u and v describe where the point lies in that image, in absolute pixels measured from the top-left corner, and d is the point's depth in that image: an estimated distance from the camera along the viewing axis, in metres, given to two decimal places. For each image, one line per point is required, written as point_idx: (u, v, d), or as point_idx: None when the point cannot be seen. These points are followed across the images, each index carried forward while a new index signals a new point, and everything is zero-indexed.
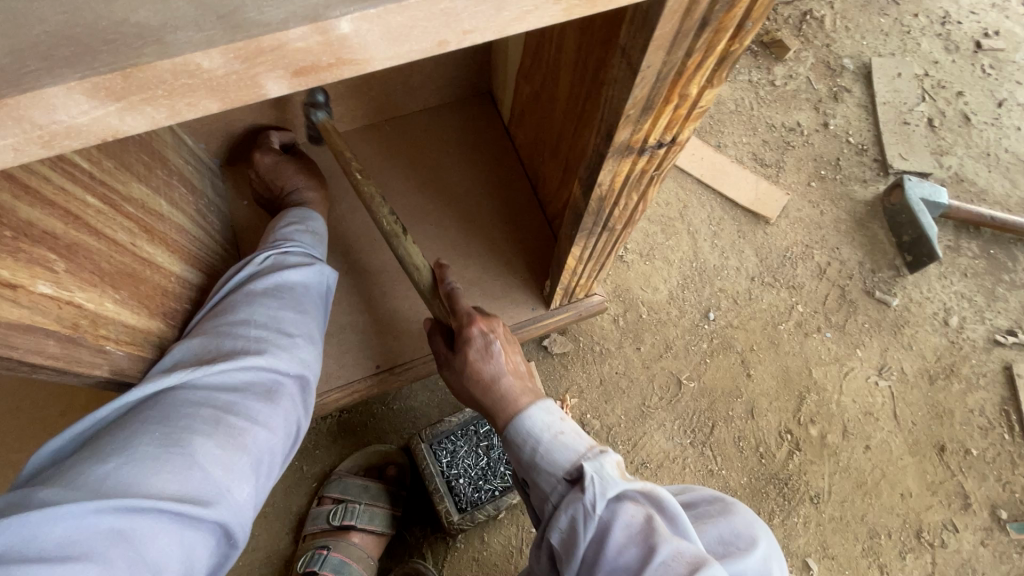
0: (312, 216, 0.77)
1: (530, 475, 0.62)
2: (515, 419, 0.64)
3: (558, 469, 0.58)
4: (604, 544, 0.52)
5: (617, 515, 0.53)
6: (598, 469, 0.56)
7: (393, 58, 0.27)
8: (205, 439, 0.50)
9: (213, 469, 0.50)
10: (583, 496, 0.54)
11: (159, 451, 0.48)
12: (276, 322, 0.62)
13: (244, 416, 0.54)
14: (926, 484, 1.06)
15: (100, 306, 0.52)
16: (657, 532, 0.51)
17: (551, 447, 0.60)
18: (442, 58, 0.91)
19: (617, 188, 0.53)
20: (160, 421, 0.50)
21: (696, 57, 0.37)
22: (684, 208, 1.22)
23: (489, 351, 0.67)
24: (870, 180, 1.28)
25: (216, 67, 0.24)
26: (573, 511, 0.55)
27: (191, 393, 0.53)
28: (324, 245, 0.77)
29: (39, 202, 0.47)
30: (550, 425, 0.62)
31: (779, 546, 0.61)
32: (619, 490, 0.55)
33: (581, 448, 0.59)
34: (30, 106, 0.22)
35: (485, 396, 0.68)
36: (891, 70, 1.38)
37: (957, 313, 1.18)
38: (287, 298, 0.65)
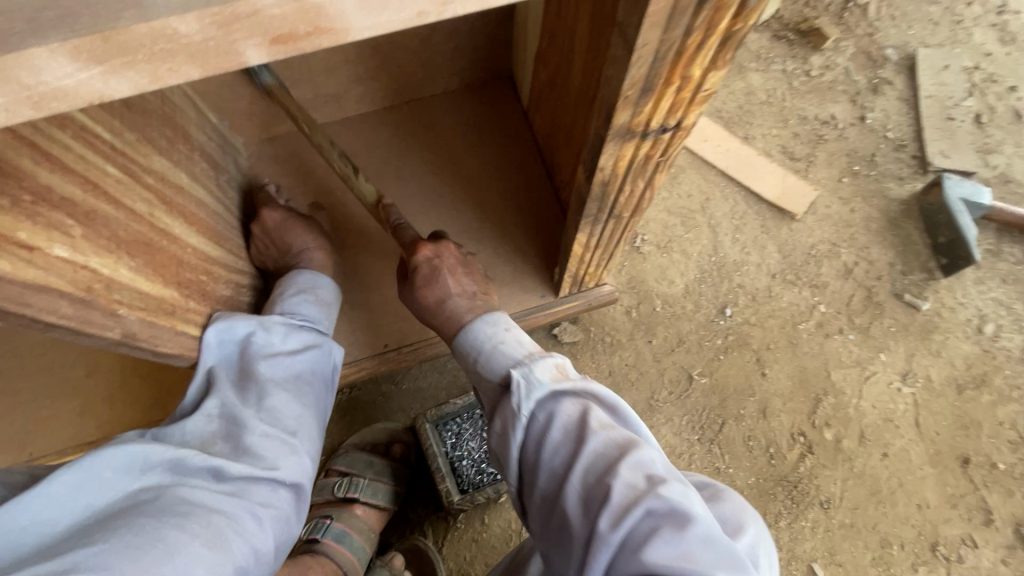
0: (323, 283, 0.79)
1: (478, 382, 0.67)
2: (461, 333, 0.70)
3: (496, 374, 0.64)
4: (541, 442, 0.56)
5: (552, 410, 0.57)
6: (525, 373, 0.60)
7: (373, 28, 0.26)
8: (193, 539, 0.51)
9: (193, 568, 0.50)
10: (511, 400, 0.59)
11: (144, 542, 0.49)
12: (283, 417, 0.65)
13: (233, 519, 0.56)
14: (945, 496, 1.01)
15: (114, 271, 0.54)
16: (588, 425, 0.55)
17: (490, 355, 0.65)
18: (461, 41, 0.90)
19: (621, 173, 0.52)
20: (153, 515, 0.52)
21: (696, 36, 0.36)
22: (706, 201, 1.19)
23: (432, 276, 0.75)
24: (907, 177, 1.22)
25: (193, 33, 0.24)
26: (507, 411, 0.59)
27: (189, 490, 0.55)
28: (330, 315, 0.78)
29: (59, 169, 0.50)
30: (493, 335, 0.67)
31: (770, 535, 0.60)
32: (553, 389, 0.58)
33: (520, 356, 0.63)
34: (15, 66, 0.23)
35: (434, 319, 0.75)
36: (937, 62, 1.30)
37: (993, 321, 1.12)
38: (297, 387, 0.68)
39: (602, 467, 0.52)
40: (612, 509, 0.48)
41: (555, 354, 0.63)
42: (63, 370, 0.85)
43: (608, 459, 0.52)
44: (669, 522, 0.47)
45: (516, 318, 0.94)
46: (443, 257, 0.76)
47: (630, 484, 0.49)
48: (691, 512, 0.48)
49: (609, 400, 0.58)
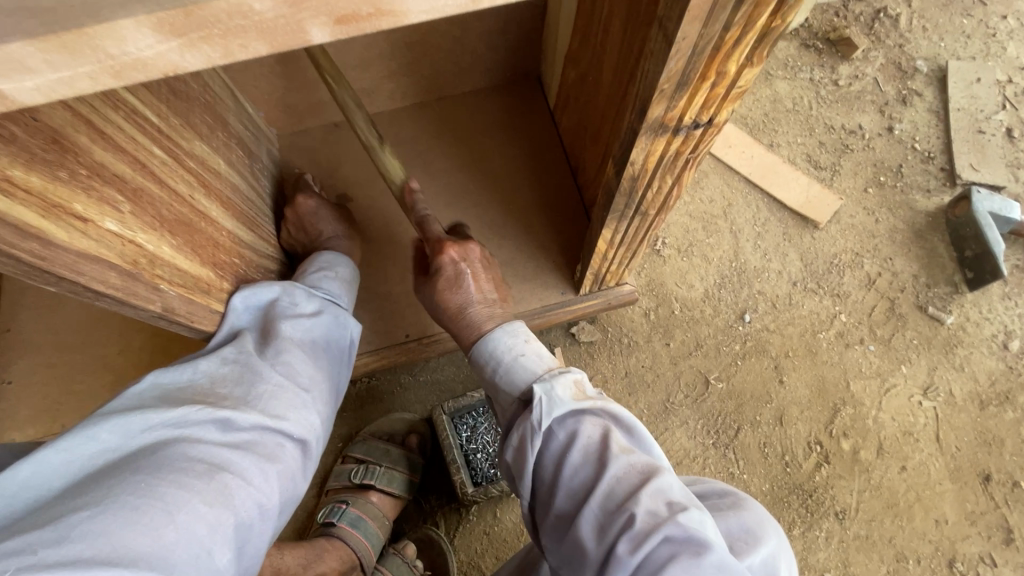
0: (344, 263, 0.82)
1: (497, 393, 0.68)
2: (480, 341, 0.70)
3: (516, 387, 0.65)
4: (563, 465, 0.56)
5: (572, 428, 0.58)
6: (547, 391, 0.59)
7: (430, 10, 0.28)
8: (196, 495, 0.49)
9: (196, 526, 0.47)
10: (531, 416, 0.58)
11: (140, 501, 0.46)
12: (293, 374, 0.64)
13: (238, 474, 0.53)
14: (965, 513, 1.00)
15: (157, 248, 0.56)
16: (610, 449, 0.55)
17: (512, 366, 0.66)
18: (492, 40, 0.92)
19: (651, 169, 0.53)
20: (150, 471, 0.48)
21: (734, 31, 0.37)
22: (728, 206, 1.19)
23: (455, 279, 0.75)
24: (934, 190, 1.21)
25: (266, 10, 0.26)
26: (526, 424, 0.59)
27: (191, 445, 0.52)
28: (349, 292, 0.80)
29: (112, 148, 0.53)
30: (513, 346, 0.68)
31: (790, 547, 0.64)
32: (572, 408, 0.58)
33: (540, 371, 0.64)
34: (104, 35, 0.24)
35: (452, 324, 0.76)
36: (969, 74, 1.29)
37: (1019, 337, 1.10)
38: (307, 347, 0.67)
39: (623, 494, 0.52)
40: (633, 533, 0.49)
41: (573, 368, 0.63)
42: (97, 348, 0.88)
43: (629, 484, 0.52)
44: (685, 549, 0.47)
45: (536, 314, 0.95)
46: (470, 259, 0.76)
47: (652, 511, 0.50)
48: (708, 539, 0.48)
49: (625, 419, 0.59)
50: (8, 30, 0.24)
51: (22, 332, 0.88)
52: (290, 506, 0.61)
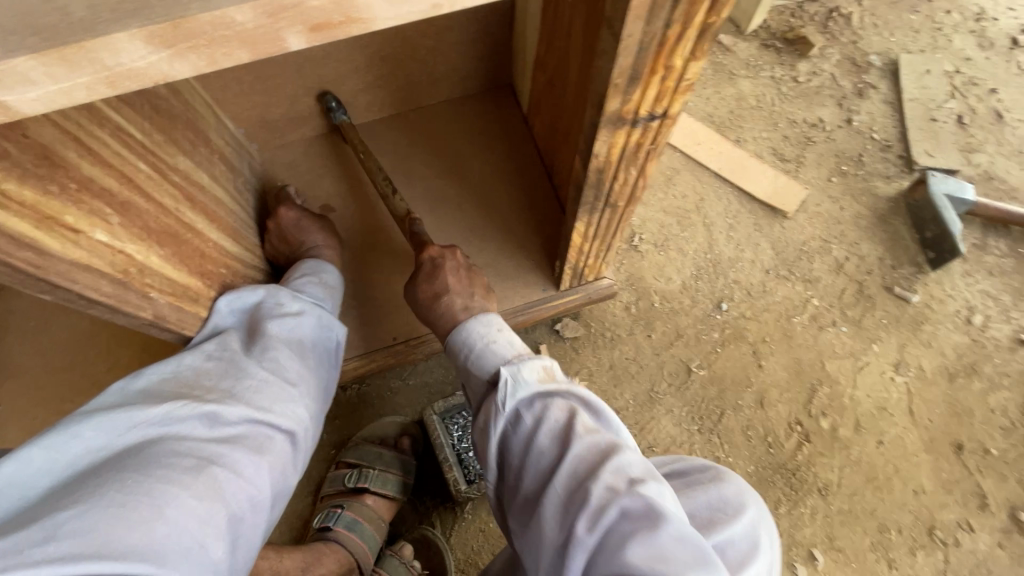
0: (328, 269, 0.84)
1: (469, 382, 0.70)
2: (454, 333, 0.73)
3: (486, 372, 0.67)
4: (529, 446, 0.59)
5: (538, 410, 0.60)
6: (514, 372, 0.63)
7: (396, 16, 0.31)
8: (185, 489, 0.50)
9: (186, 520, 0.49)
10: (496, 395, 0.62)
11: (129, 498, 0.47)
12: (278, 371, 0.65)
13: (227, 469, 0.55)
14: (941, 482, 1.03)
15: (146, 258, 0.58)
16: (574, 427, 0.58)
17: (483, 352, 0.69)
18: (464, 49, 0.96)
19: (615, 161, 0.57)
20: (138, 469, 0.50)
21: (675, 29, 0.41)
22: (700, 201, 1.24)
23: (433, 270, 0.81)
24: (893, 176, 1.27)
25: (246, 21, 0.29)
26: (493, 407, 0.62)
27: (179, 443, 0.54)
28: (334, 297, 0.82)
29: (100, 164, 0.55)
30: (486, 335, 0.71)
31: (770, 513, 0.67)
32: (539, 391, 0.62)
33: (510, 357, 0.67)
34: (100, 48, 0.27)
35: (429, 314, 0.80)
36: (919, 66, 1.36)
37: (981, 312, 1.15)
38: (291, 346, 0.69)
39: (584, 469, 0.54)
40: (590, 506, 0.52)
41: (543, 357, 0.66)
42: (86, 366, 0.89)
43: (589, 462, 0.55)
44: (643, 523, 0.50)
45: (520, 311, 0.98)
46: (448, 256, 0.82)
47: (609, 484, 0.52)
48: (666, 512, 0.50)
49: (593, 404, 0.61)
50: (14, 45, 0.26)
51: (9, 355, 0.89)
52: (282, 500, 0.63)
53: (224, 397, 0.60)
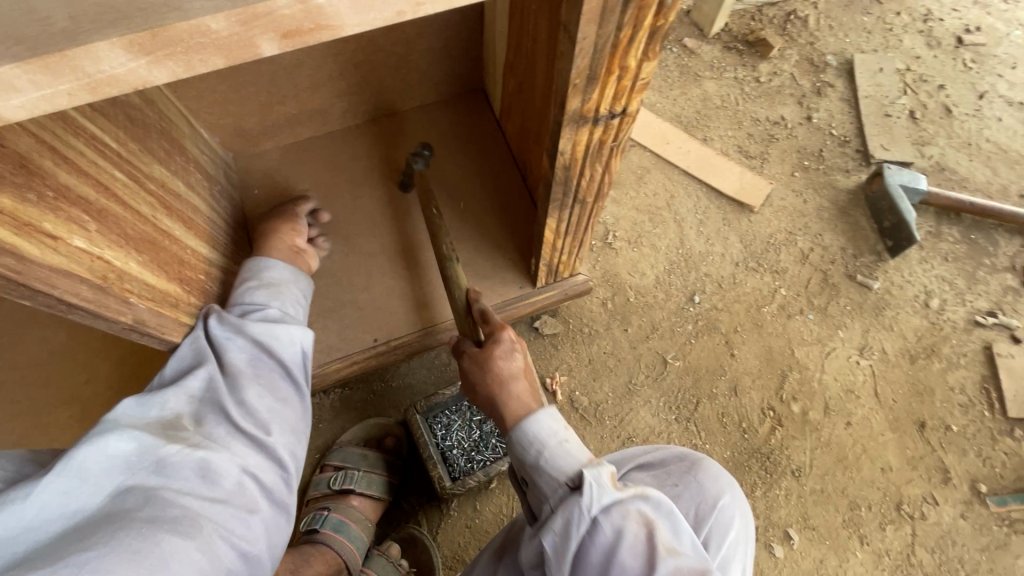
0: (270, 265, 0.79)
1: (537, 479, 0.66)
2: (521, 424, 0.70)
3: (560, 474, 0.64)
4: (608, 561, 0.55)
5: (620, 522, 0.57)
6: (597, 477, 0.60)
7: (362, 24, 0.33)
8: (189, 540, 0.52)
9: (193, 572, 0.51)
10: (580, 499, 0.59)
11: (139, 550, 0.49)
12: (266, 410, 0.66)
13: (226, 518, 0.57)
14: (906, 459, 1.08)
15: (125, 264, 0.59)
16: (658, 546, 0.55)
17: (556, 451, 0.66)
18: (435, 56, 0.98)
19: (580, 158, 0.60)
20: (144, 520, 0.51)
21: (626, 31, 0.44)
22: (671, 198, 1.28)
23: (513, 358, 0.76)
24: (852, 169, 1.33)
25: (221, 29, 0.31)
26: (573, 511, 0.59)
27: (177, 493, 0.55)
28: (282, 291, 0.78)
29: (76, 172, 0.56)
30: (554, 434, 0.68)
31: (743, 494, 0.75)
32: (618, 498, 0.58)
33: (583, 461, 0.65)
34: (82, 56, 0.29)
35: (494, 392, 0.74)
36: (873, 65, 1.43)
37: (938, 296, 1.21)
38: (277, 382, 0.69)
39: None
40: None
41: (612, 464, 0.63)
42: (64, 379, 0.88)
43: None
44: None
45: (498, 309, 1.00)
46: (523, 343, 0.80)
47: None
48: None
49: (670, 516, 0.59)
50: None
51: None
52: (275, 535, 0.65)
53: (214, 443, 0.60)
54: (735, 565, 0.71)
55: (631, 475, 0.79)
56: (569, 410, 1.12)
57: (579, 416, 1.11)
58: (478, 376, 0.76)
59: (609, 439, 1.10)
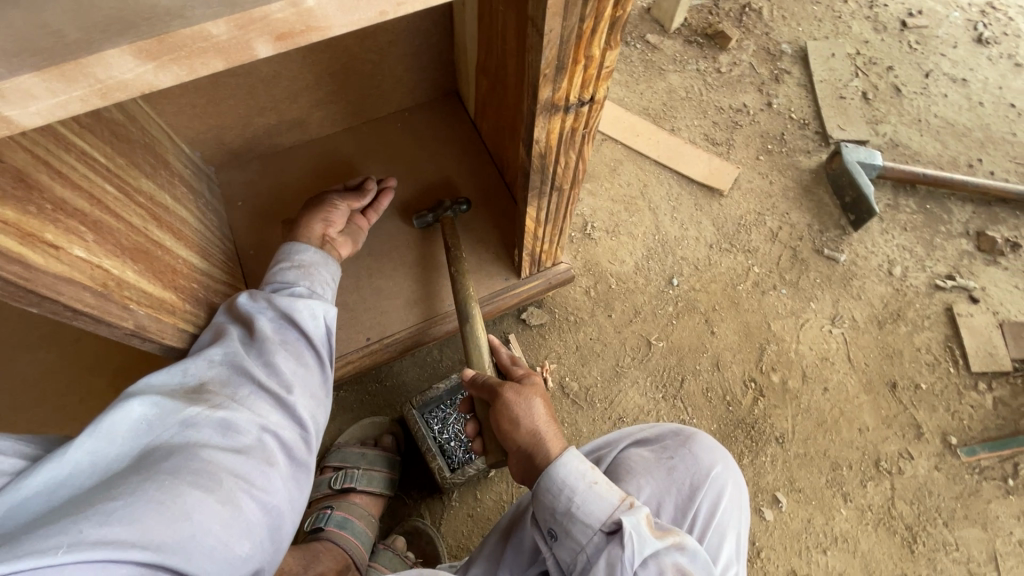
0: (303, 249, 0.82)
1: (567, 526, 0.65)
2: (550, 467, 0.68)
3: (594, 521, 0.64)
4: None
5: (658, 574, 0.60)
6: (635, 524, 0.61)
7: (348, 24, 0.37)
8: (210, 493, 0.53)
9: (212, 523, 0.52)
10: (623, 553, 0.60)
11: (164, 497, 0.50)
12: (285, 375, 0.67)
13: (245, 474, 0.58)
14: (881, 418, 1.14)
15: (122, 272, 0.60)
16: None
17: (586, 495, 0.65)
18: (409, 61, 1.02)
19: (555, 145, 0.64)
20: (169, 472, 0.53)
21: (588, 22, 0.48)
22: (644, 187, 1.33)
23: (550, 400, 0.76)
24: (813, 150, 1.40)
25: (221, 34, 0.34)
26: (616, 566, 0.60)
27: (201, 447, 0.57)
28: (314, 278, 0.81)
29: (70, 186, 0.58)
30: (583, 478, 0.66)
31: (735, 464, 0.79)
32: (657, 548, 0.60)
33: (615, 503, 0.64)
34: (94, 63, 0.32)
35: (541, 429, 0.72)
36: (825, 51, 1.50)
37: (900, 264, 1.27)
38: (296, 351, 0.71)
39: None
40: None
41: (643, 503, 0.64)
42: None
43: None
44: None
45: (486, 301, 1.04)
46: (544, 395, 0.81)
47: None
48: None
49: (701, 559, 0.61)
50: (17, 67, 0.30)
51: None
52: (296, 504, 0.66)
53: (236, 404, 0.62)
54: (730, 530, 0.76)
55: (628, 450, 0.83)
56: (561, 396, 1.15)
57: (571, 401, 1.15)
58: (524, 409, 0.72)
59: (601, 421, 1.14)
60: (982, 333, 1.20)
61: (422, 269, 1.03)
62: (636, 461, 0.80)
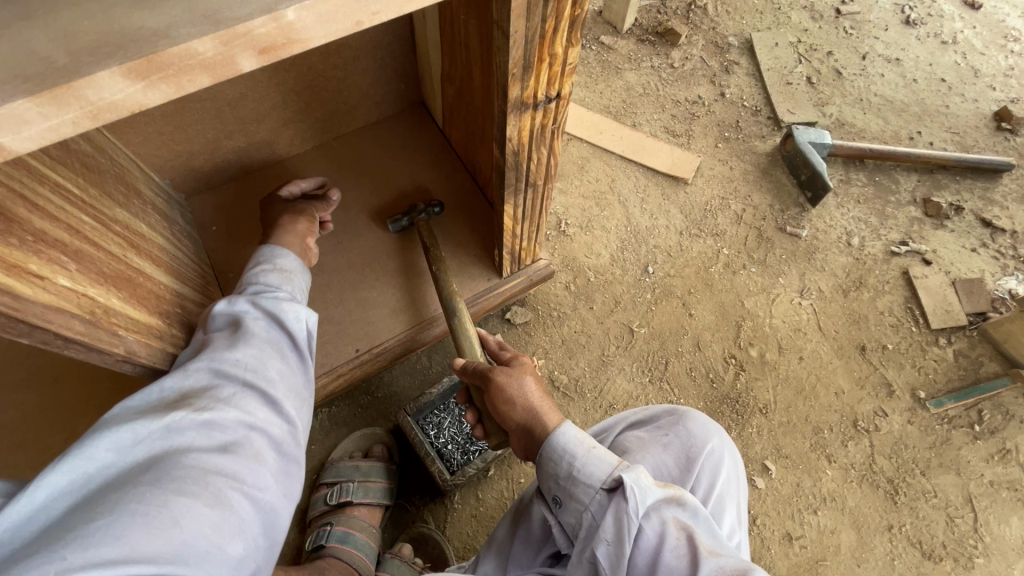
0: (280, 253, 0.84)
1: (571, 488, 0.68)
2: (546, 441, 0.72)
3: (596, 480, 0.66)
4: (659, 564, 0.59)
5: (660, 526, 0.61)
6: (636, 478, 0.63)
7: (328, 35, 0.39)
8: (197, 499, 0.54)
9: (202, 528, 0.53)
10: (627, 505, 0.62)
11: (149, 509, 0.51)
12: (266, 373, 0.68)
13: (232, 475, 0.58)
14: (855, 380, 1.20)
15: (108, 299, 0.61)
16: (702, 548, 0.58)
17: (587, 459, 0.68)
18: (374, 75, 1.04)
19: (526, 142, 0.67)
20: (153, 482, 0.53)
21: (550, 23, 0.51)
22: (612, 181, 1.38)
23: (540, 378, 0.81)
24: (767, 135, 1.47)
25: (207, 50, 0.35)
26: (620, 517, 0.62)
27: (183, 454, 0.57)
28: (295, 283, 0.82)
29: (48, 217, 0.58)
30: (582, 443, 0.70)
31: (727, 436, 0.83)
32: (660, 499, 0.62)
33: (615, 463, 0.67)
34: (85, 86, 0.33)
35: (533, 406, 0.76)
36: (769, 41, 1.59)
37: (857, 235, 1.35)
38: (275, 349, 0.71)
39: None
40: None
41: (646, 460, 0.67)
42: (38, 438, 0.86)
43: None
44: None
45: (471, 303, 1.05)
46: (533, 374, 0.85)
47: None
48: None
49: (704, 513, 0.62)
50: (10, 92, 0.32)
51: None
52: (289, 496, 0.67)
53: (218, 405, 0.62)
54: (730, 500, 0.79)
55: (626, 433, 0.87)
56: (551, 390, 1.17)
57: (561, 394, 1.17)
58: (515, 388, 0.77)
59: (592, 410, 1.17)
60: (938, 291, 1.28)
61: (404, 277, 1.05)
62: (633, 441, 0.84)
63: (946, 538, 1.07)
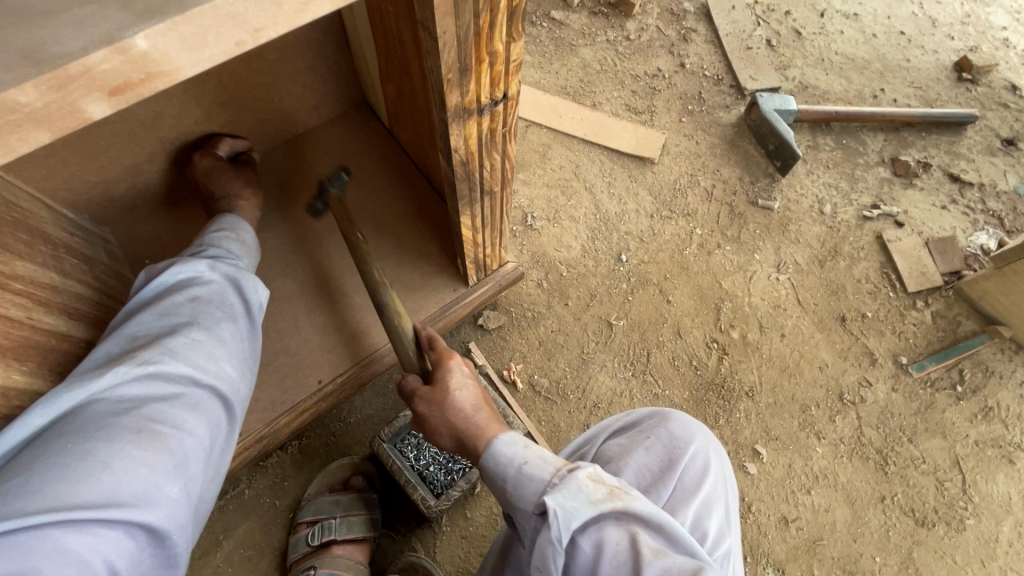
0: (237, 223, 0.82)
1: (512, 510, 0.60)
2: (483, 457, 0.66)
3: (528, 500, 0.57)
4: None
5: (597, 541, 0.51)
6: (560, 500, 0.53)
7: (198, 62, 0.33)
8: (129, 443, 0.52)
9: (135, 470, 0.51)
10: (549, 532, 0.52)
11: (77, 458, 0.49)
12: (209, 326, 0.65)
13: (169, 422, 0.56)
14: (837, 352, 1.18)
15: (7, 378, 0.56)
16: (643, 556, 0.49)
17: (520, 475, 0.59)
18: (307, 77, 0.94)
19: (476, 150, 0.59)
20: (83, 433, 0.52)
21: (484, 16, 0.44)
22: (577, 168, 1.31)
23: (467, 385, 0.77)
24: (731, 104, 1.41)
25: (34, 100, 0.29)
26: (544, 546, 0.52)
27: (118, 403, 0.55)
28: (251, 254, 0.80)
29: None
30: (515, 457, 0.63)
31: (711, 433, 0.78)
32: (589, 517, 0.51)
33: (548, 476, 0.57)
34: None
35: (459, 422, 0.73)
36: (725, 5, 1.52)
37: (829, 202, 1.32)
38: (219, 304, 0.68)
39: None
40: None
41: (582, 464, 0.56)
42: None
43: None
44: None
45: (438, 318, 0.97)
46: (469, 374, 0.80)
47: None
48: None
49: (651, 513, 0.52)
50: None
51: None
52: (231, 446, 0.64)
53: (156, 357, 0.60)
54: (718, 501, 0.72)
55: (608, 442, 0.80)
56: (533, 396, 1.12)
57: (544, 398, 1.12)
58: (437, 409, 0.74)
59: (576, 412, 1.12)
60: (912, 254, 1.26)
61: (364, 295, 0.97)
62: (614, 449, 0.77)
63: (937, 503, 1.07)
